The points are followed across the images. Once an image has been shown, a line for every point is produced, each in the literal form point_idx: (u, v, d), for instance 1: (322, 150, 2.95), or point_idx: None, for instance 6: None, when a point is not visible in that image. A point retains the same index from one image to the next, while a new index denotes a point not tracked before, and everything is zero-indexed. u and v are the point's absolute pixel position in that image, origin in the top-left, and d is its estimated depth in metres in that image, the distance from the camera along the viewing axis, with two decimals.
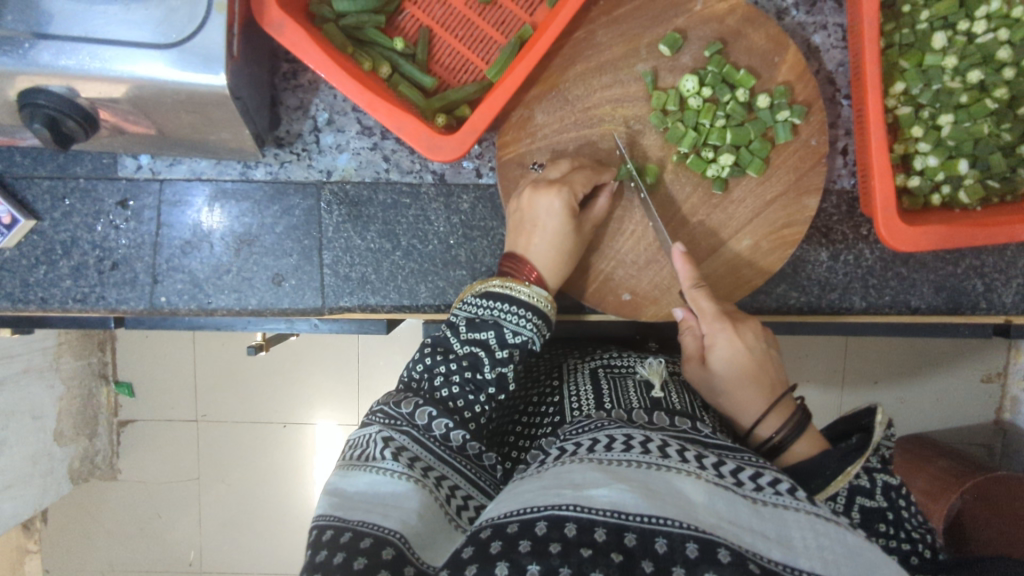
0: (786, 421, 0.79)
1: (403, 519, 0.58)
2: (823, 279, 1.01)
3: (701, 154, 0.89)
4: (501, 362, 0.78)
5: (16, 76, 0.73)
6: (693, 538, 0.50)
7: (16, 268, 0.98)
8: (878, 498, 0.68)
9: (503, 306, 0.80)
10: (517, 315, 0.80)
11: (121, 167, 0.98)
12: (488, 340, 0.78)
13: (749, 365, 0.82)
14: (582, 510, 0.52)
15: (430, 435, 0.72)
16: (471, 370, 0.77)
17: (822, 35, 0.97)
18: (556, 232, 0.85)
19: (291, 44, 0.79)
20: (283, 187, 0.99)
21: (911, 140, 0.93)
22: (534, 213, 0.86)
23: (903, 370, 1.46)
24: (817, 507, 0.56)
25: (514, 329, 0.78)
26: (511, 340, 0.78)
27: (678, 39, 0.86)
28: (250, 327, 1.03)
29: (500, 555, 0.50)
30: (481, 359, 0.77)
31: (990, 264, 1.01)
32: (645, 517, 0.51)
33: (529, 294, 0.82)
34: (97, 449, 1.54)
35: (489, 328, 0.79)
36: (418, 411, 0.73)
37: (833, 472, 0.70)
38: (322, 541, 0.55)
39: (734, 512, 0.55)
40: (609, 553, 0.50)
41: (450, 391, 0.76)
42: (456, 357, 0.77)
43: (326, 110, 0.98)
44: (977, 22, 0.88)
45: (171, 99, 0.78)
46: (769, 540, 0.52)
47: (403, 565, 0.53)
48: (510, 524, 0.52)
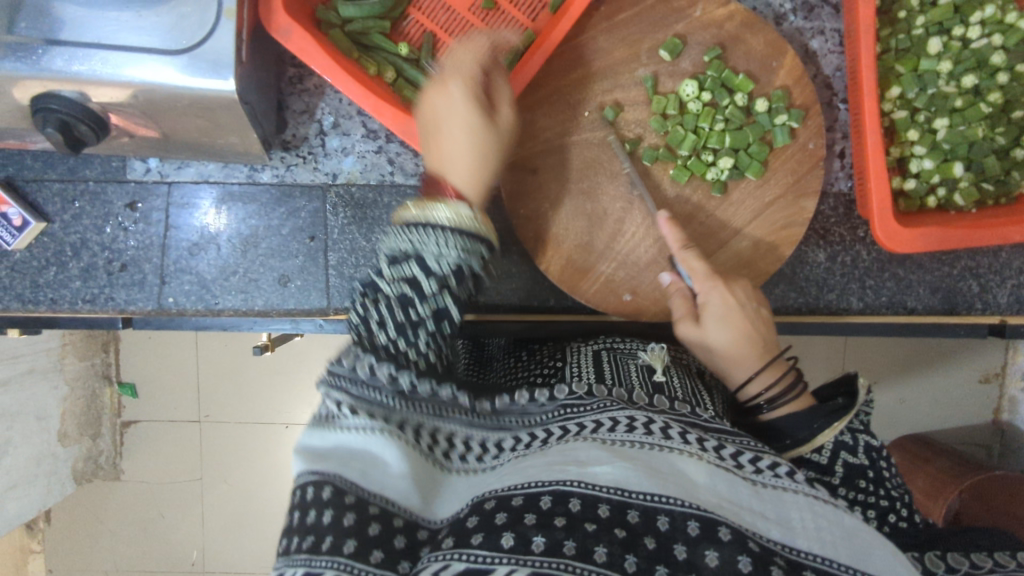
0: (780, 382, 0.79)
1: (381, 482, 0.53)
2: (821, 279, 1.02)
3: (701, 157, 0.91)
4: (434, 300, 0.60)
5: (28, 81, 0.75)
6: (694, 517, 0.52)
7: (26, 269, 0.99)
8: (859, 455, 0.75)
9: (419, 232, 0.61)
10: (439, 239, 0.61)
11: (130, 170, 0.99)
12: (412, 272, 0.60)
13: (742, 322, 0.81)
14: (586, 486, 0.53)
15: (375, 386, 0.56)
16: (406, 307, 0.59)
17: (819, 40, 0.99)
18: (462, 124, 0.74)
19: (298, 49, 0.82)
20: (290, 191, 1.00)
21: (907, 143, 0.95)
22: (437, 116, 0.75)
23: (903, 371, 1.47)
24: (815, 490, 0.59)
25: (434, 258, 0.60)
26: (439, 270, 0.60)
27: (677, 43, 0.88)
28: (256, 328, 1.01)
29: (505, 527, 0.50)
30: (410, 300, 0.60)
31: (985, 265, 1.02)
32: (648, 496, 0.53)
33: (450, 215, 0.62)
34: (101, 449, 1.57)
35: (405, 262, 0.61)
36: (356, 362, 0.56)
37: (819, 425, 0.75)
38: (306, 501, 0.51)
39: (733, 492, 0.57)
40: (613, 529, 0.51)
41: (388, 333, 0.59)
42: (385, 294, 0.60)
43: (332, 114, 0.99)
44: (971, 27, 0.91)
45: (180, 104, 0.80)
46: (769, 521, 0.55)
47: (391, 518, 0.52)
48: (514, 497, 0.52)
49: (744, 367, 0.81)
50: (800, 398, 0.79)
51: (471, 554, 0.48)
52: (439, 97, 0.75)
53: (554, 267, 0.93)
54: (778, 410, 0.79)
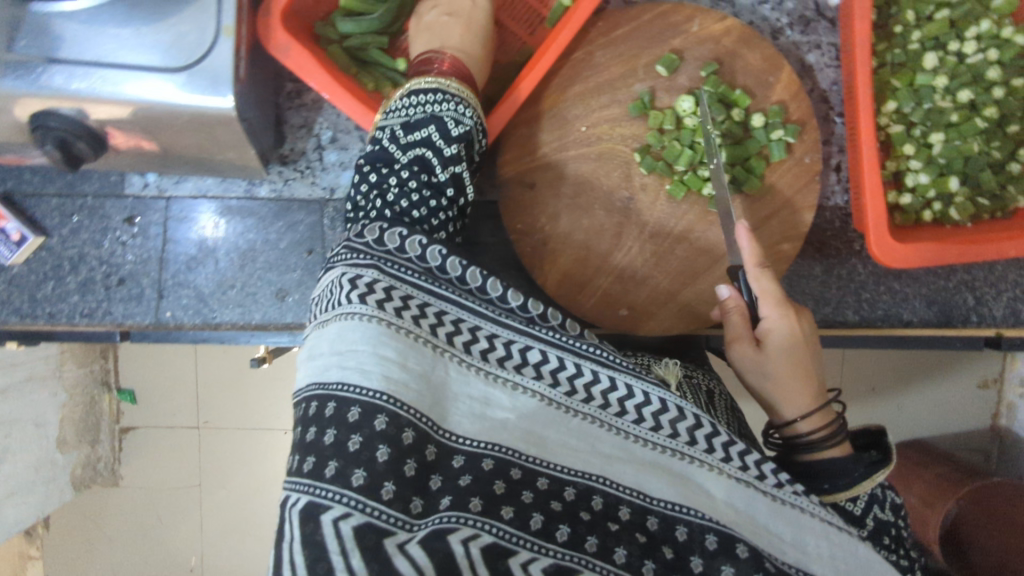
0: (830, 424, 0.73)
1: (385, 373, 0.56)
2: (817, 293, 1.02)
3: (697, 172, 0.91)
4: (450, 161, 0.72)
5: (27, 99, 0.75)
6: (712, 531, 0.57)
7: (25, 284, 0.99)
8: (887, 511, 0.70)
9: (430, 98, 0.76)
10: (452, 104, 0.76)
11: (128, 185, 0.99)
12: (432, 137, 0.73)
13: (803, 353, 0.77)
14: (609, 485, 0.58)
15: (399, 257, 0.64)
16: (424, 173, 0.71)
17: (816, 54, 0.99)
18: (480, 20, 0.89)
19: (296, 66, 0.82)
20: (288, 205, 1.00)
21: (903, 157, 0.95)
22: (460, 4, 0.88)
23: (901, 379, 1.47)
24: (833, 517, 0.62)
25: (453, 119, 0.74)
26: (455, 134, 0.74)
27: (674, 58, 0.89)
28: (253, 340, 1.01)
29: (534, 506, 0.55)
30: (430, 160, 0.71)
31: (980, 277, 1.03)
32: (669, 505, 0.58)
33: (457, 87, 0.78)
34: (99, 455, 1.56)
35: (426, 126, 0.73)
36: (386, 235, 0.65)
37: (861, 475, 0.69)
38: (309, 416, 0.56)
39: (751, 511, 0.61)
40: (634, 532, 0.56)
41: (408, 202, 0.69)
42: (403, 165, 0.71)
43: (330, 128, 1.00)
44: (966, 42, 0.91)
45: (177, 120, 0.80)
46: (785, 544, 0.60)
47: (402, 431, 0.55)
48: (540, 478, 0.57)
49: (795, 406, 0.75)
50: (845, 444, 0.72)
51: (497, 527, 0.53)
52: (445, 4, 0.89)
53: (551, 282, 0.94)
54: (822, 453, 0.72)
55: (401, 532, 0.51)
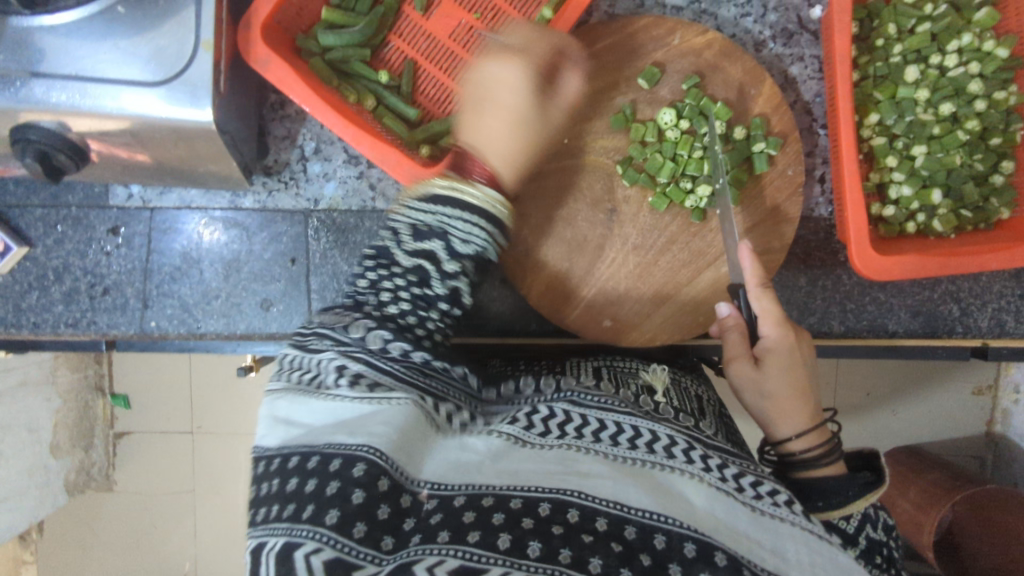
0: (823, 443, 0.74)
1: (371, 433, 0.56)
2: (802, 304, 1.02)
3: (680, 184, 0.91)
4: (448, 276, 0.73)
5: (8, 112, 0.76)
6: (691, 539, 0.54)
7: (10, 294, 1.00)
8: (879, 531, 0.71)
9: (448, 211, 0.74)
10: (465, 221, 0.73)
11: (112, 196, 1.00)
12: (435, 251, 0.72)
13: (800, 374, 0.77)
14: (584, 497, 0.55)
15: (383, 356, 0.67)
16: (418, 286, 0.73)
17: (799, 67, 1.00)
18: (516, 107, 0.81)
19: (277, 79, 0.82)
20: (272, 216, 1.01)
21: (886, 169, 0.95)
22: (490, 85, 0.82)
23: (893, 386, 1.47)
24: (812, 525, 0.60)
25: (462, 238, 0.72)
26: (459, 251, 0.73)
27: (655, 73, 0.89)
28: (240, 349, 1.02)
29: (503, 527, 0.52)
30: (429, 273, 0.72)
31: (965, 288, 1.03)
32: (647, 513, 0.55)
33: (481, 197, 0.74)
34: (93, 460, 1.56)
35: (433, 237, 0.73)
36: (369, 337, 0.67)
37: (854, 494, 0.70)
38: (288, 469, 0.54)
39: (732, 519, 0.59)
40: (609, 543, 0.53)
41: (398, 308, 0.71)
42: (401, 271, 0.72)
43: (313, 139, 1.00)
44: (948, 55, 0.92)
45: (159, 133, 0.81)
46: (766, 551, 0.57)
47: (379, 479, 0.54)
48: (513, 498, 0.54)
49: (789, 425, 0.75)
50: (837, 463, 0.73)
51: (466, 550, 0.50)
52: (494, 86, 0.82)
53: (534, 292, 0.94)
54: (816, 471, 0.73)
55: (370, 567, 0.49)
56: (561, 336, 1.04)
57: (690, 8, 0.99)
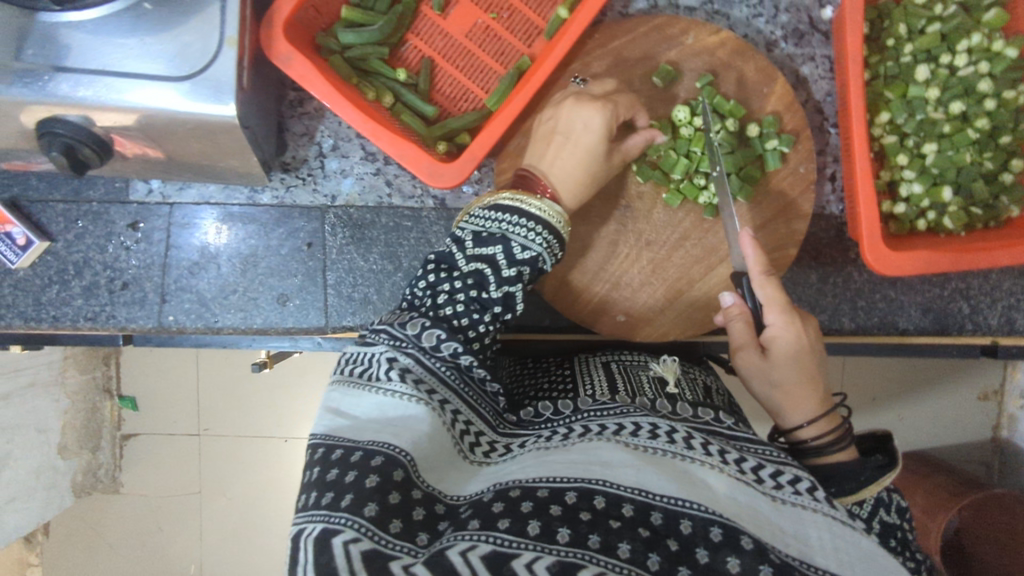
0: (833, 430, 0.75)
1: (414, 441, 0.59)
2: (813, 301, 1.03)
3: (694, 181, 0.92)
4: (507, 282, 0.74)
5: (35, 106, 0.77)
6: (717, 524, 0.55)
7: (30, 287, 1.01)
8: (892, 514, 0.72)
9: (510, 220, 0.77)
10: (527, 228, 0.76)
11: (133, 191, 1.01)
12: (495, 255, 0.75)
13: (808, 361, 0.78)
14: (609, 486, 0.57)
15: (434, 354, 0.68)
16: (476, 289, 0.73)
17: (810, 67, 1.01)
18: (588, 148, 0.85)
19: (298, 75, 0.83)
20: (289, 212, 1.02)
21: (896, 168, 0.96)
22: (571, 125, 0.86)
23: (900, 389, 1.48)
24: (834, 510, 0.60)
25: (523, 243, 0.75)
26: (520, 257, 0.75)
27: (671, 70, 0.90)
28: (255, 345, 1.03)
29: (532, 514, 0.54)
30: (488, 277, 0.73)
31: (975, 286, 1.03)
32: (670, 500, 0.56)
33: (541, 207, 0.79)
34: (100, 462, 1.58)
35: (496, 241, 0.75)
36: (424, 333, 0.68)
37: (868, 479, 0.71)
38: (330, 460, 0.56)
39: (754, 506, 0.59)
40: (636, 528, 0.54)
41: (454, 310, 0.71)
42: (461, 275, 0.74)
43: (331, 137, 1.01)
44: (958, 55, 0.93)
45: (182, 128, 0.82)
46: (788, 536, 0.57)
47: (411, 489, 0.56)
48: (540, 489, 0.57)
49: (801, 413, 0.77)
50: (849, 449, 0.74)
51: (496, 536, 0.52)
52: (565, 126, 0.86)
53: (548, 288, 0.94)
54: (829, 457, 0.74)
55: (407, 556, 0.50)
56: (574, 331, 1.05)
57: (703, 9, 1.01)
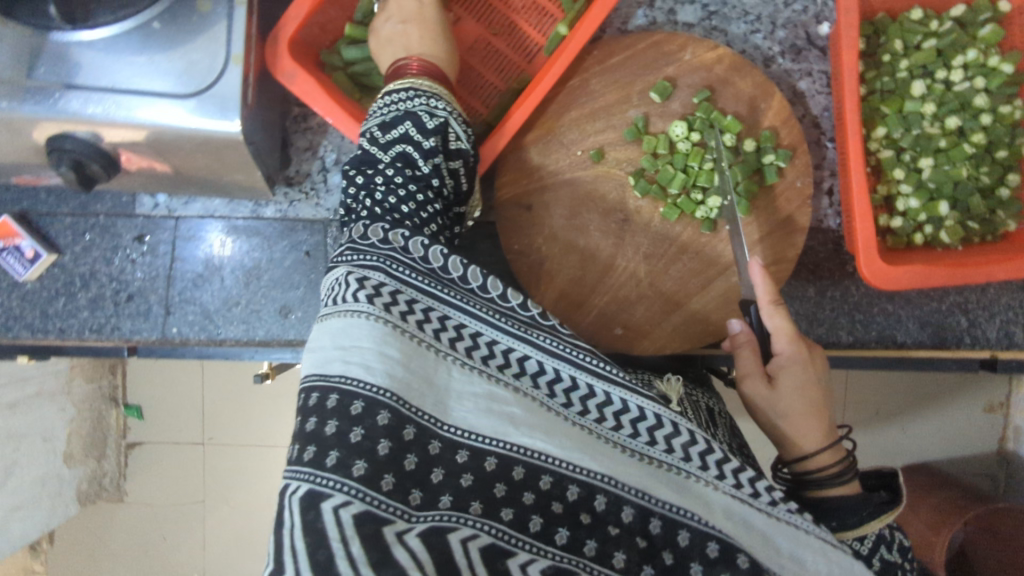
0: (841, 463, 0.74)
1: (388, 372, 0.58)
2: (811, 314, 1.04)
3: (691, 196, 0.93)
4: (430, 154, 0.76)
5: (45, 123, 0.79)
6: (716, 539, 0.58)
7: (37, 299, 1.03)
8: (896, 552, 0.71)
9: (409, 97, 0.79)
10: (427, 102, 0.79)
11: (139, 205, 1.03)
12: (409, 133, 0.76)
13: (817, 394, 0.78)
14: (613, 483, 0.59)
15: (403, 257, 0.67)
16: (407, 168, 0.75)
17: (808, 82, 1.02)
18: (434, 23, 0.90)
19: (301, 92, 0.85)
20: (292, 225, 1.03)
21: (893, 181, 0.97)
22: (404, 12, 0.89)
23: (903, 402, 1.47)
24: (824, 534, 0.60)
25: (427, 111, 0.77)
26: (431, 127, 0.77)
27: (667, 87, 0.91)
28: (258, 356, 1.03)
29: (535, 509, 0.57)
30: (412, 155, 0.75)
31: (973, 300, 1.03)
32: (672, 508, 0.59)
33: (431, 84, 0.82)
34: (105, 470, 1.59)
35: (403, 121, 0.77)
36: (389, 235, 0.68)
37: (870, 514, 0.70)
38: (309, 407, 0.57)
39: (748, 527, 0.60)
40: (635, 537, 0.57)
41: (395, 199, 0.73)
42: (387, 163, 0.75)
43: (334, 151, 1.03)
44: (954, 70, 0.94)
45: (188, 144, 0.83)
46: (784, 557, 0.59)
47: (403, 427, 0.57)
48: (544, 476, 0.58)
49: (807, 445, 0.75)
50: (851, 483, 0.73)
51: (498, 528, 0.55)
52: (398, 12, 0.89)
53: (548, 302, 0.95)
54: (830, 491, 0.73)
55: (399, 522, 0.52)
56: None
57: (701, 25, 1.02)
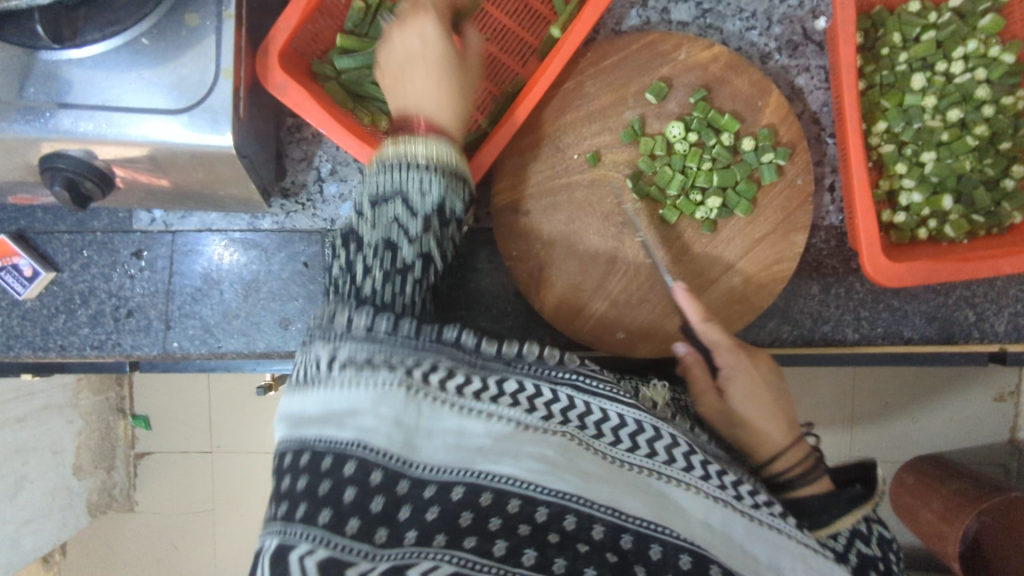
0: (804, 462, 0.77)
1: (361, 428, 0.55)
2: (816, 312, 1.03)
3: (690, 197, 0.93)
4: (418, 240, 0.66)
5: (38, 142, 0.79)
6: (687, 551, 0.57)
7: (37, 317, 1.03)
8: (870, 545, 0.72)
9: (402, 170, 0.67)
10: (420, 177, 0.67)
11: (136, 220, 1.03)
12: (395, 212, 0.66)
13: (769, 398, 0.81)
14: (582, 502, 0.56)
15: (376, 337, 0.60)
16: (391, 256, 0.64)
17: (805, 78, 1.01)
18: (440, 56, 0.78)
19: (293, 103, 0.85)
20: (289, 236, 1.03)
21: (895, 176, 0.95)
22: (406, 45, 0.78)
23: (912, 394, 1.46)
24: (805, 538, 0.64)
25: (419, 190, 0.66)
26: (421, 205, 0.67)
27: (663, 87, 0.90)
28: (260, 367, 1.06)
29: (501, 534, 0.52)
30: (397, 238, 0.65)
31: (981, 293, 1.02)
32: (644, 522, 0.57)
33: (427, 151, 0.68)
34: (113, 481, 1.60)
35: (390, 200, 0.66)
36: (355, 319, 0.61)
37: (842, 511, 0.72)
38: (283, 467, 0.56)
39: (727, 528, 0.62)
40: (605, 552, 0.54)
41: (373, 286, 0.63)
42: (367, 244, 0.65)
43: (329, 161, 1.02)
44: (954, 62, 0.92)
45: (182, 159, 0.83)
46: (760, 564, 0.61)
47: (371, 471, 0.54)
48: (512, 500, 0.54)
49: (768, 448, 0.79)
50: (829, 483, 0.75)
51: (462, 557, 0.50)
52: (401, 48, 0.78)
53: (547, 308, 0.95)
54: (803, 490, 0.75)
55: (364, 562, 0.49)
56: (574, 347, 1.05)
57: (695, 23, 1.01)
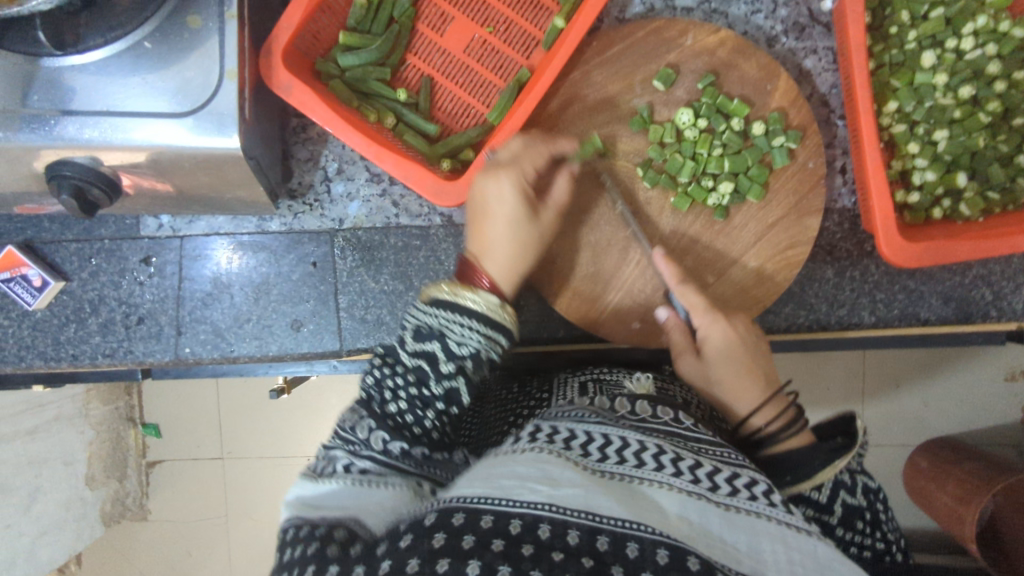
0: (782, 415, 0.78)
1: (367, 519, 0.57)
2: (831, 296, 1.02)
3: (701, 183, 0.92)
4: (447, 379, 0.68)
5: (43, 151, 0.78)
6: (665, 546, 0.50)
7: (48, 327, 1.02)
8: (856, 494, 0.73)
9: (446, 316, 0.70)
10: (460, 325, 0.69)
11: (144, 227, 1.02)
12: (432, 351, 0.68)
13: (744, 354, 0.82)
14: (556, 509, 0.50)
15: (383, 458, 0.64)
16: (416, 385, 0.68)
17: (813, 59, 1.00)
18: (512, 218, 0.81)
19: (299, 103, 0.84)
20: (298, 237, 1.02)
21: (908, 156, 0.95)
22: (484, 202, 0.82)
23: (926, 376, 1.45)
24: (787, 517, 0.58)
25: (457, 341, 0.68)
26: (458, 353, 0.68)
27: (671, 73, 0.90)
28: (272, 370, 1.04)
29: (473, 553, 0.46)
30: (428, 373, 0.68)
31: (997, 271, 1.01)
32: (619, 521, 0.50)
33: (477, 301, 0.71)
34: (127, 490, 1.59)
35: (430, 339, 0.69)
36: (373, 437, 0.64)
37: (820, 464, 0.71)
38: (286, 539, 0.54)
39: (704, 520, 0.55)
40: (580, 558, 0.48)
41: (396, 407, 0.67)
42: (402, 371, 0.69)
43: (336, 160, 1.02)
44: (964, 38, 0.91)
45: (188, 163, 0.82)
46: (741, 555, 0.54)
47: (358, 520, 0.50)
48: (484, 516, 0.49)
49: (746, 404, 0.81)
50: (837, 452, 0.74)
51: None
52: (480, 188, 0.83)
53: (560, 301, 0.94)
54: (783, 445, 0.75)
55: None
56: (588, 340, 1.04)
57: (700, 9, 1.00)
